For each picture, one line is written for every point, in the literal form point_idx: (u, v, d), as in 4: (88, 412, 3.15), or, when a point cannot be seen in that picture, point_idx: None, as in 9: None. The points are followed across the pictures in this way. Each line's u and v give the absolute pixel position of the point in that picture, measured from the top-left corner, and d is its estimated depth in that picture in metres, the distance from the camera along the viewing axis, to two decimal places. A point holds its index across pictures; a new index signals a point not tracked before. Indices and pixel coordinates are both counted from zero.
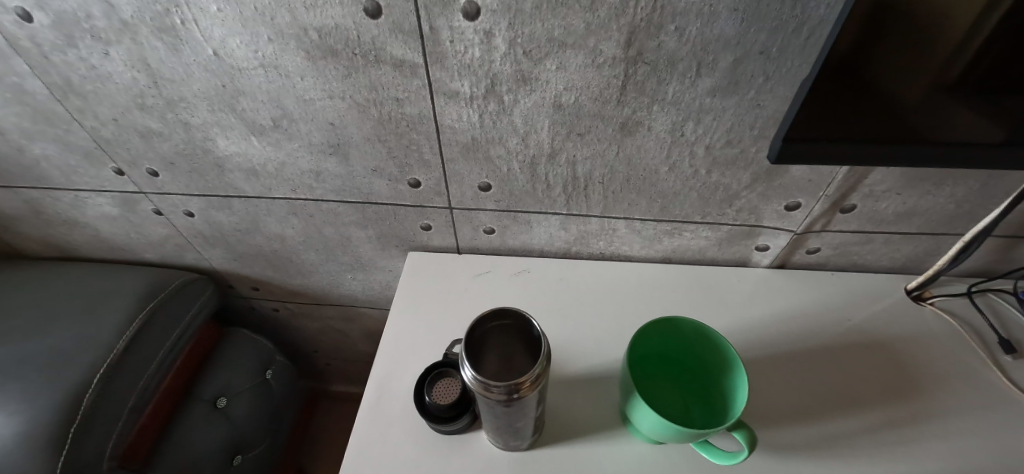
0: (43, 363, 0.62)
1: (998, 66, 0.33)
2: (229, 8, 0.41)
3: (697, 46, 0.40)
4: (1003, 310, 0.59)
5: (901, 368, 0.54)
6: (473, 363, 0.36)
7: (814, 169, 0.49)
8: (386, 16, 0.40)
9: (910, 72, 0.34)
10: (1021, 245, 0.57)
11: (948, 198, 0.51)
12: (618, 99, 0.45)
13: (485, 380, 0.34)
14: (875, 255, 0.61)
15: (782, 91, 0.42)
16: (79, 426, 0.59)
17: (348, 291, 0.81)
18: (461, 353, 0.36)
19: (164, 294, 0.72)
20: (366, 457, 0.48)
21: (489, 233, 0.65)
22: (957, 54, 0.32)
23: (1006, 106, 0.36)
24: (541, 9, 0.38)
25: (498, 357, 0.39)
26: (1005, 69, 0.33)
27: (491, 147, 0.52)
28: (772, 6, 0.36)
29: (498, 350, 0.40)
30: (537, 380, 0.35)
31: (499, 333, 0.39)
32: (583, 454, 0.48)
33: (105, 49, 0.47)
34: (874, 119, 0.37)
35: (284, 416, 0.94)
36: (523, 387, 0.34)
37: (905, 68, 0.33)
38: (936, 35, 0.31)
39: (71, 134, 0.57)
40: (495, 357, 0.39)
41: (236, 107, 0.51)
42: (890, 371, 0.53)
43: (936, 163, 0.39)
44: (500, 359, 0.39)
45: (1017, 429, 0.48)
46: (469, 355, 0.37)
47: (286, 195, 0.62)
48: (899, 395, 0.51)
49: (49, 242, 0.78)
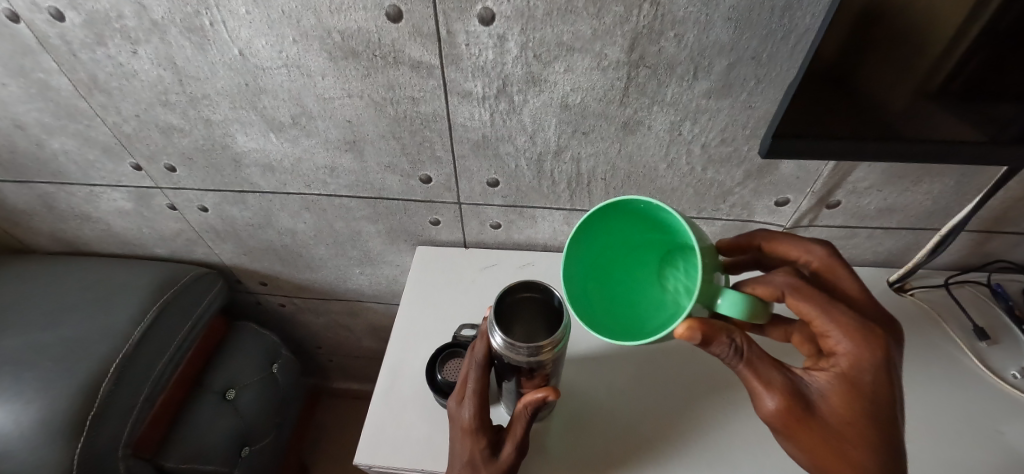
0: (60, 354, 0.64)
1: (978, 75, 0.37)
2: (258, 11, 0.44)
3: (695, 51, 0.43)
4: (978, 301, 0.63)
5: None
6: (501, 329, 0.39)
7: (802, 166, 0.53)
8: (406, 20, 0.43)
9: (897, 76, 0.37)
10: (992, 240, 0.62)
11: (926, 194, 0.56)
12: (621, 100, 0.48)
13: (512, 342, 0.38)
14: (859, 249, 0.65)
15: (772, 93, 0.46)
16: (95, 415, 0.61)
17: (355, 285, 0.83)
18: (491, 319, 0.40)
19: (176, 287, 0.74)
20: (378, 435, 0.51)
21: (495, 228, 0.68)
22: (940, 61, 0.36)
23: (982, 107, 0.40)
24: (552, 15, 0.41)
25: (525, 330, 0.43)
26: (984, 74, 0.37)
27: (500, 144, 0.55)
28: (763, 15, 0.40)
29: (525, 323, 0.43)
30: (558, 345, 0.39)
31: (526, 306, 0.43)
32: (588, 428, 0.50)
33: (133, 47, 0.49)
34: (862, 120, 0.41)
35: (289, 410, 0.96)
36: (545, 351, 0.38)
37: (892, 74, 0.37)
38: (919, 44, 0.35)
39: (92, 129, 0.59)
40: (522, 323, 0.43)
41: (257, 104, 0.54)
42: None
43: (919, 160, 0.43)
44: (524, 333, 0.43)
45: (987, 402, 0.53)
46: (498, 322, 0.41)
47: (300, 190, 0.65)
48: None
49: (59, 236, 0.79)
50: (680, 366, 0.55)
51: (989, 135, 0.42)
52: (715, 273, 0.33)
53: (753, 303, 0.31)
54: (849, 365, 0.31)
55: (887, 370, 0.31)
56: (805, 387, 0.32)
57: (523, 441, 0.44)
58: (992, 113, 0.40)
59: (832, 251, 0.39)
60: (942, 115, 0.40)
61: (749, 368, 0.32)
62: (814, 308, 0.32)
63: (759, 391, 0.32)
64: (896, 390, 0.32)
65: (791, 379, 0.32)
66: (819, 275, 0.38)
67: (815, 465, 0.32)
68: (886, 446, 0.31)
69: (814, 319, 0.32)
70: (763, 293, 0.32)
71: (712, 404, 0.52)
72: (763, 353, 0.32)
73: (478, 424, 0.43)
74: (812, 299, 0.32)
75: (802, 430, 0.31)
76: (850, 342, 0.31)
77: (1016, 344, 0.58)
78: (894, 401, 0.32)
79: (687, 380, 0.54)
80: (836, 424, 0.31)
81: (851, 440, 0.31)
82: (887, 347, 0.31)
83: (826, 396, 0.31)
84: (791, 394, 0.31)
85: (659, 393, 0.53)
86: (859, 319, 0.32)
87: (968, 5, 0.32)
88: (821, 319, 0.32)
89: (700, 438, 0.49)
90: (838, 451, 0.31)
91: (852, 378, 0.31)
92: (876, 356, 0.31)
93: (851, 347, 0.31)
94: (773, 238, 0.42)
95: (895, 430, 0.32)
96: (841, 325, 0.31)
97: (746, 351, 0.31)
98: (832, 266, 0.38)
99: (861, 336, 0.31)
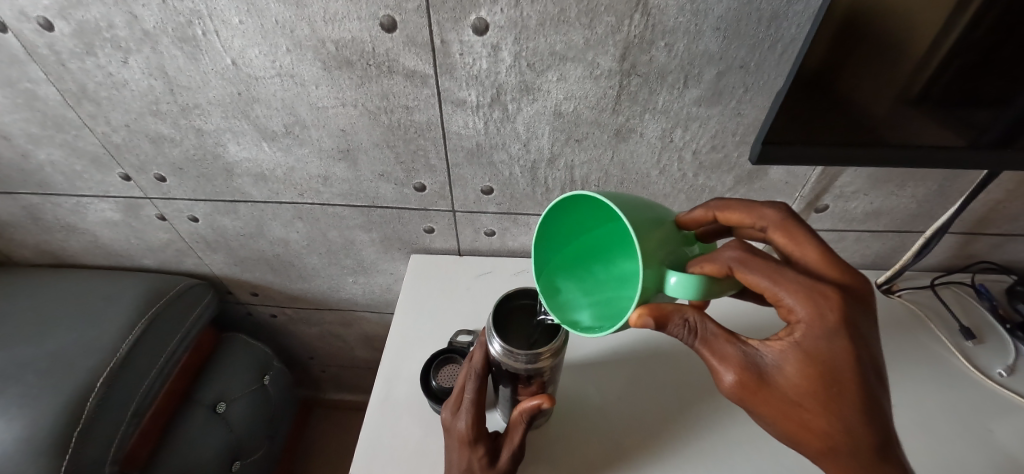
0: (45, 369, 0.63)
1: (956, 83, 0.38)
2: (251, 21, 0.44)
3: (685, 60, 0.44)
4: (963, 302, 0.64)
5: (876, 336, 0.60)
6: (500, 336, 0.40)
7: (791, 171, 0.54)
8: (401, 30, 0.44)
9: (880, 85, 0.39)
10: (976, 241, 0.63)
11: (910, 198, 0.57)
12: (613, 108, 0.49)
13: (510, 349, 0.38)
14: (847, 252, 0.66)
15: (760, 101, 0.47)
16: (82, 430, 0.60)
17: (348, 295, 0.82)
18: (489, 325, 0.40)
19: (166, 298, 0.73)
20: (373, 444, 0.50)
21: (489, 236, 0.68)
22: (917, 71, 0.37)
23: (961, 113, 0.41)
24: (545, 25, 0.42)
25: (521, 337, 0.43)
26: (961, 82, 0.38)
27: (494, 152, 0.55)
28: (750, 25, 0.41)
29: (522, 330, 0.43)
30: (556, 352, 0.39)
31: (521, 313, 0.43)
32: (584, 435, 0.50)
33: (123, 57, 0.48)
34: (847, 127, 0.42)
35: (281, 422, 0.94)
36: (543, 358, 0.38)
37: (876, 82, 0.38)
38: (899, 54, 0.36)
39: (80, 139, 0.58)
40: (519, 330, 0.42)
41: (250, 114, 0.53)
42: None
43: (902, 165, 0.44)
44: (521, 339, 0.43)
45: (976, 400, 0.54)
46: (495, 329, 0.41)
47: (293, 200, 0.64)
48: None
49: (43, 248, 0.77)
50: (673, 370, 0.56)
51: (968, 141, 0.43)
52: (670, 254, 0.32)
53: (706, 283, 0.29)
54: (807, 333, 0.28)
55: (851, 333, 0.27)
56: (763, 359, 0.29)
57: (519, 450, 0.44)
58: (973, 119, 0.41)
59: (786, 211, 0.34)
60: (923, 121, 0.41)
61: (705, 345, 0.30)
62: (762, 278, 0.28)
63: (720, 368, 0.29)
64: (870, 352, 0.28)
65: (748, 350, 0.29)
66: (776, 242, 0.33)
67: (792, 437, 0.30)
68: (863, 415, 0.27)
69: (764, 289, 0.29)
70: (710, 271, 0.29)
71: (708, 408, 0.52)
72: (717, 326, 0.30)
73: (474, 435, 0.42)
74: (756, 269, 0.28)
75: (764, 404, 0.28)
76: (803, 308, 0.28)
77: (1001, 343, 0.60)
78: (868, 364, 0.28)
79: (681, 383, 0.55)
80: (800, 396, 0.28)
81: (820, 411, 0.27)
82: (846, 310, 0.27)
83: (782, 368, 0.28)
84: (745, 369, 0.28)
85: (654, 397, 0.53)
86: (810, 283, 0.28)
87: (944, 16, 0.34)
88: (770, 288, 0.28)
89: (696, 441, 0.49)
90: (808, 423, 0.28)
91: (811, 347, 0.27)
92: (834, 320, 0.27)
93: (804, 314, 0.28)
94: (725, 206, 0.36)
95: (875, 395, 0.28)
96: (790, 292, 0.28)
97: (699, 327, 0.30)
98: (787, 229, 0.33)
99: (814, 300, 0.28)
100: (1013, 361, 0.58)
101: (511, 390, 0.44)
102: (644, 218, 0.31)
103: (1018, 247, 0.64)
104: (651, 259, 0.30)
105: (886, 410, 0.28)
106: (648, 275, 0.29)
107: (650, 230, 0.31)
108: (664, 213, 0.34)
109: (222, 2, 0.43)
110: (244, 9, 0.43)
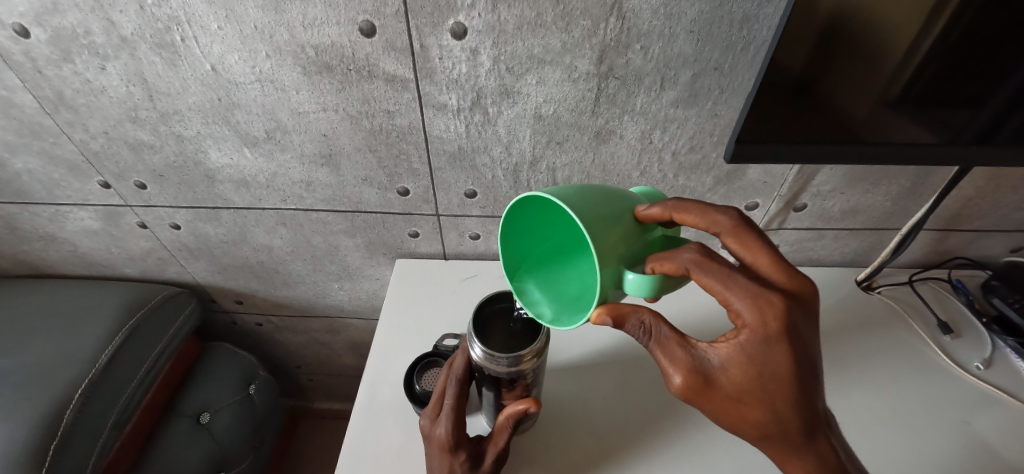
0: (19, 381, 0.62)
1: (931, 86, 0.40)
2: (229, 26, 0.44)
3: (661, 62, 0.45)
4: (941, 296, 0.66)
5: (856, 333, 0.61)
6: (481, 340, 0.40)
7: (768, 171, 0.55)
8: (380, 35, 0.44)
9: (857, 89, 0.40)
10: (952, 237, 0.65)
11: (885, 196, 0.58)
12: (592, 110, 0.50)
13: (492, 352, 0.38)
14: (826, 250, 0.68)
15: (734, 102, 0.48)
16: (59, 442, 0.59)
17: (335, 301, 0.82)
18: (471, 330, 0.40)
19: (148, 308, 0.72)
20: (359, 451, 0.49)
21: (474, 239, 0.68)
22: (892, 78, 0.39)
23: (934, 114, 0.42)
24: (522, 30, 0.43)
25: None
26: (935, 86, 0.39)
27: (477, 156, 0.55)
28: (721, 29, 0.42)
29: None
30: (538, 353, 0.40)
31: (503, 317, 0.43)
32: (566, 437, 0.50)
33: (101, 63, 0.48)
34: (825, 127, 0.43)
35: (266, 430, 0.92)
36: (525, 360, 0.38)
37: (853, 86, 0.40)
38: (875, 61, 0.38)
39: (58, 147, 0.58)
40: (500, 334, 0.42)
41: (231, 120, 0.53)
42: (847, 335, 0.61)
43: (880, 162, 0.45)
44: None
45: (955, 392, 0.55)
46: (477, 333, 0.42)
47: (276, 206, 0.64)
48: (850, 360, 0.58)
49: (21, 259, 0.76)
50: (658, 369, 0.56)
51: (944, 139, 0.44)
52: (631, 248, 0.31)
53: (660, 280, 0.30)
54: (748, 337, 0.29)
55: (793, 341, 0.28)
56: (710, 361, 0.30)
57: (502, 452, 0.44)
58: (948, 118, 0.43)
59: (738, 213, 0.31)
60: (899, 121, 0.43)
61: (658, 346, 0.31)
62: (715, 282, 0.28)
63: (665, 363, 0.30)
64: (809, 352, 0.29)
65: (694, 351, 0.30)
66: (728, 245, 0.31)
67: (733, 427, 0.31)
68: (793, 408, 0.29)
69: (715, 290, 0.29)
70: (668, 270, 0.29)
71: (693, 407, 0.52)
72: (670, 328, 0.31)
73: (456, 440, 0.42)
74: (711, 272, 0.28)
75: (709, 401, 0.30)
76: (748, 316, 0.28)
77: (978, 336, 0.61)
78: (805, 366, 0.29)
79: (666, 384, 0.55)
80: (740, 391, 0.29)
81: (757, 405, 0.29)
82: (789, 317, 0.28)
83: (725, 369, 0.29)
84: (692, 371, 0.29)
85: (638, 398, 0.54)
86: (758, 290, 0.28)
87: (918, 24, 0.35)
88: (721, 292, 0.29)
89: (681, 440, 0.49)
90: (745, 415, 0.30)
91: (752, 351, 0.28)
92: (777, 329, 0.28)
93: (749, 321, 0.28)
94: (681, 205, 0.31)
95: (809, 392, 0.29)
96: (740, 299, 0.28)
97: (654, 329, 0.31)
98: (740, 234, 0.31)
99: (762, 310, 0.28)
100: (989, 354, 0.59)
101: (495, 394, 0.44)
102: (610, 211, 0.30)
103: (990, 244, 0.65)
104: (610, 259, 0.29)
105: (818, 400, 0.30)
106: (606, 275, 0.29)
107: (608, 227, 0.29)
108: (624, 204, 0.32)
109: (200, 8, 0.43)
110: (221, 15, 0.43)
